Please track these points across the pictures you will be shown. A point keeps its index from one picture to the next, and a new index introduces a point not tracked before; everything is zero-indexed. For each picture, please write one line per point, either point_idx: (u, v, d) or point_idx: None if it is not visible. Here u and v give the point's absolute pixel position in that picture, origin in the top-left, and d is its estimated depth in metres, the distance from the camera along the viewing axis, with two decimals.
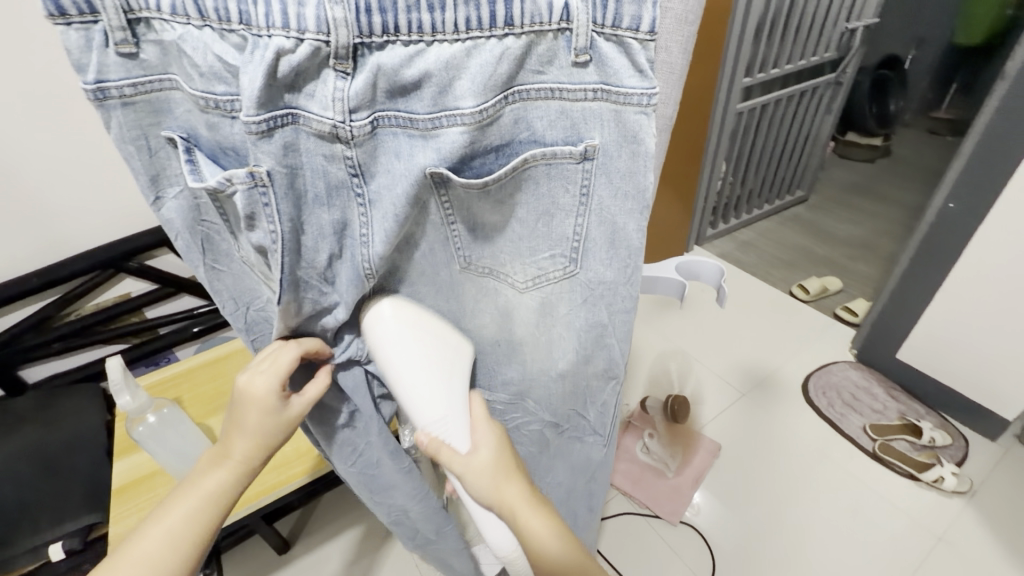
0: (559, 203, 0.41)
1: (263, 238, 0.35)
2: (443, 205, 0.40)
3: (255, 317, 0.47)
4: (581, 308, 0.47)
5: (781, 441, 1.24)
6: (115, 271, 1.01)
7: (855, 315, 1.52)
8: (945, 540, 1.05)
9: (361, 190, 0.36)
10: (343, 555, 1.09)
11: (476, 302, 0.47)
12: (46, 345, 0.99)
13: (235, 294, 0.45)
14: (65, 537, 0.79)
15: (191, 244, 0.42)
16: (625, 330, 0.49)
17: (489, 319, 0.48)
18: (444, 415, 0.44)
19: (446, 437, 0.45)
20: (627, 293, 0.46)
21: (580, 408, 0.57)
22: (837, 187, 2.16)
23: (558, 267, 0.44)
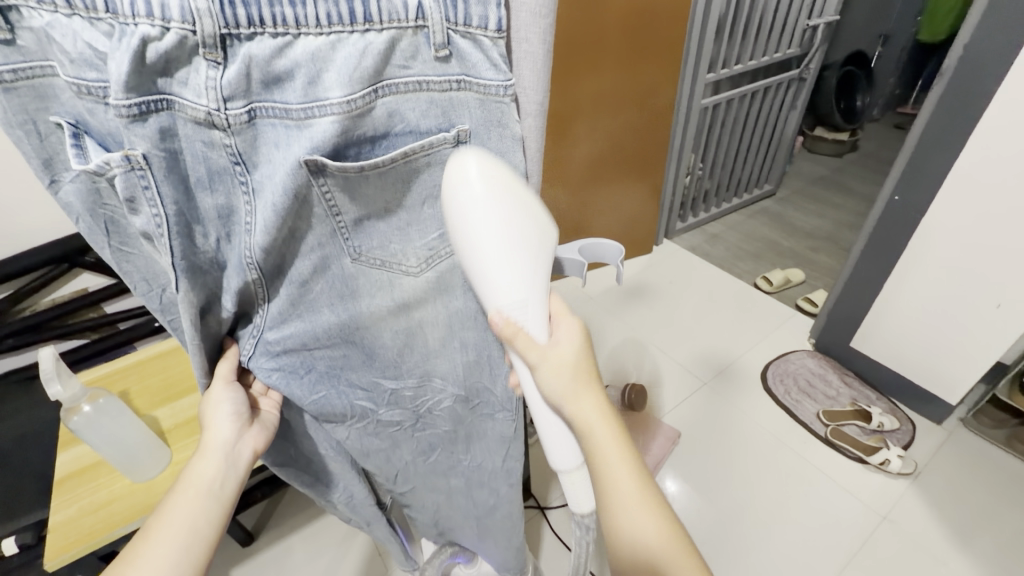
0: (441, 183, 0.47)
1: (146, 223, 0.38)
2: (325, 196, 0.43)
3: (171, 300, 0.46)
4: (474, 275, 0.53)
5: (738, 427, 1.28)
6: (70, 266, 1.01)
7: (815, 306, 1.57)
8: (889, 519, 1.09)
9: (245, 178, 0.40)
10: (306, 545, 1.10)
11: (372, 294, 0.50)
12: (1, 341, 0.98)
13: (147, 276, 0.45)
14: (18, 532, 0.80)
15: (94, 227, 0.40)
16: None
17: (385, 310, 0.51)
18: (524, 301, 0.46)
19: (524, 320, 0.46)
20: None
21: (489, 383, 0.62)
22: (805, 181, 2.21)
23: (448, 244, 0.50)
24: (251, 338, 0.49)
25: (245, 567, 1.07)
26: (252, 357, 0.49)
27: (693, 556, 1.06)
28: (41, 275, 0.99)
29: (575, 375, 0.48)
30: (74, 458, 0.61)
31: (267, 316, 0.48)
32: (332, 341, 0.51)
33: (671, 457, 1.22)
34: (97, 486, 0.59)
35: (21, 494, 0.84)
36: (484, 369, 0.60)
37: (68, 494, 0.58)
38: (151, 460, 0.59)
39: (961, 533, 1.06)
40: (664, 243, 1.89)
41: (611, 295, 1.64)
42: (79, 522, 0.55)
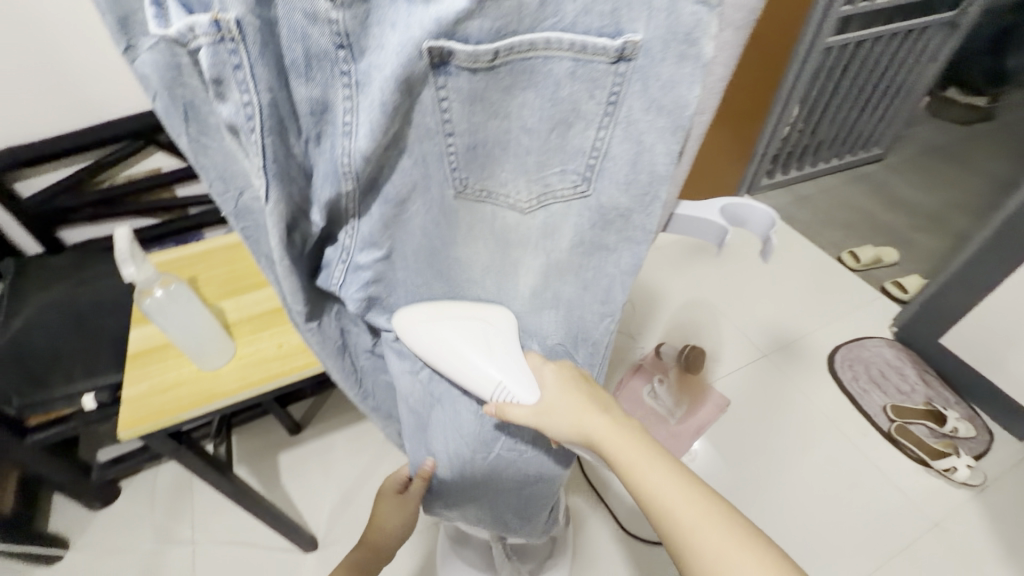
0: (581, 109, 0.36)
1: (233, 112, 0.31)
2: (439, 98, 0.35)
3: (246, 206, 0.39)
4: (588, 233, 0.43)
5: (797, 408, 1.21)
6: (144, 143, 1.00)
7: (905, 292, 1.42)
8: (940, 527, 1.03)
9: (348, 68, 0.32)
10: (348, 443, 1.16)
11: (470, 224, 0.44)
12: (80, 209, 1.02)
13: (225, 175, 0.38)
14: (97, 390, 0.87)
15: (171, 109, 0.33)
16: (632, 265, 0.45)
17: (482, 248, 0.45)
18: (502, 383, 0.48)
19: (510, 397, 0.48)
20: (643, 225, 0.42)
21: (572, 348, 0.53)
22: (921, 149, 1.94)
23: (569, 185, 0.40)
24: (340, 263, 0.42)
25: (291, 453, 1.14)
26: (341, 286, 0.44)
27: None
28: (117, 149, 0.99)
29: (571, 407, 0.47)
30: (145, 338, 0.62)
31: (357, 236, 0.41)
32: (421, 269, 0.45)
33: (715, 425, 1.18)
34: (165, 368, 0.60)
35: (96, 358, 0.89)
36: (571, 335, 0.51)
37: (137, 369, 0.59)
38: (216, 352, 0.60)
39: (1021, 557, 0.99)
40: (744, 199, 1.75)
41: (679, 248, 1.53)
42: (148, 400, 0.57)
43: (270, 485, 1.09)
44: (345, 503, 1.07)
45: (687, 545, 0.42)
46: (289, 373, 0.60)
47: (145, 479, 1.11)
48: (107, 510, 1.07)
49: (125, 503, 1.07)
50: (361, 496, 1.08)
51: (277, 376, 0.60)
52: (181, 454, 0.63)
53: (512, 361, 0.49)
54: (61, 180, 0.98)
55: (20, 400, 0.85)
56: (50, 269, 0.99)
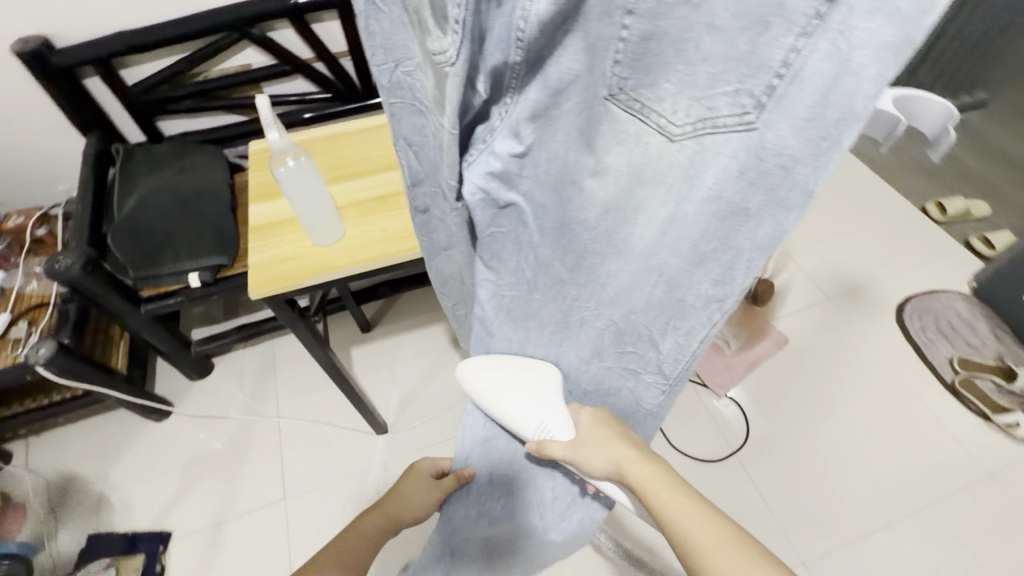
0: (787, 8, 0.32)
1: None
2: None
3: (398, 80, 0.44)
4: (733, 176, 0.39)
5: (857, 353, 1.21)
6: (239, 37, 1.02)
7: (991, 249, 1.35)
8: (995, 479, 1.04)
9: None
10: (414, 344, 1.24)
11: (610, 143, 0.44)
12: (178, 101, 1.07)
13: (388, 47, 0.42)
14: (200, 270, 0.96)
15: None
16: (767, 236, 0.41)
17: (615, 171, 0.45)
18: (542, 423, 0.58)
19: (547, 435, 0.58)
20: (803, 183, 0.37)
21: (657, 334, 0.53)
22: None
23: (736, 112, 0.37)
24: (478, 144, 0.43)
25: (363, 349, 1.23)
26: (467, 175, 0.44)
27: (767, 454, 1.08)
28: (214, 42, 1.02)
29: (602, 446, 0.54)
30: (264, 213, 0.67)
31: (506, 120, 0.41)
32: (545, 181, 0.46)
33: (770, 360, 1.20)
34: (284, 241, 0.65)
35: (199, 241, 0.97)
36: (665, 311, 0.50)
37: (259, 239, 0.65)
38: (330, 230, 0.64)
39: None
40: None
41: None
42: (272, 268, 0.63)
43: None
44: (410, 397, 1.17)
45: None
46: (395, 254, 0.64)
47: (234, 359, 1.23)
48: (202, 381, 1.19)
49: (217, 377, 1.20)
50: (425, 392, 1.17)
51: (384, 256, 0.64)
52: (292, 321, 0.69)
53: (557, 409, 0.58)
54: (163, 70, 1.02)
55: (136, 272, 0.95)
56: (153, 157, 1.06)
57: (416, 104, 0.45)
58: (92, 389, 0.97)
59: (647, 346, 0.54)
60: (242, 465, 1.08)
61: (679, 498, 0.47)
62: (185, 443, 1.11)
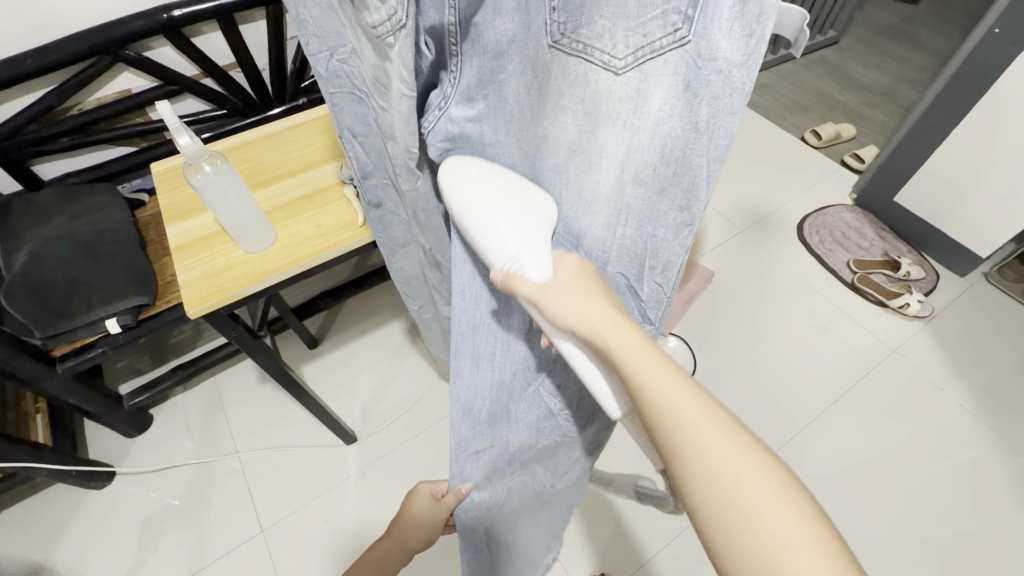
0: None
1: None
2: None
3: (334, 68, 0.46)
4: (678, 100, 0.38)
5: (772, 272, 1.34)
6: (111, 61, 0.95)
7: (861, 163, 1.54)
8: (898, 352, 1.20)
9: None
10: (367, 350, 1.22)
11: (559, 93, 0.43)
12: (55, 140, 0.98)
13: (320, 32, 0.44)
14: (119, 314, 0.89)
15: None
16: (720, 150, 0.38)
17: (570, 123, 0.44)
18: (519, 254, 0.43)
19: (522, 268, 0.43)
20: (740, 86, 0.35)
21: (636, 276, 0.50)
22: (872, 30, 2.01)
23: (668, 31, 0.35)
24: (436, 109, 0.46)
25: (314, 365, 1.19)
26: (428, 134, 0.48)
27: (716, 376, 1.18)
28: (84, 69, 0.94)
29: (577, 292, 0.43)
30: (185, 231, 0.64)
31: (458, 86, 0.45)
32: (511, 138, 0.48)
33: (702, 294, 1.30)
34: (214, 254, 0.62)
35: (112, 283, 0.89)
36: (637, 257, 0.48)
37: (186, 255, 0.62)
38: (261, 233, 0.62)
39: (962, 367, 1.17)
40: None
41: None
42: (207, 283, 0.60)
43: None
44: (374, 401, 1.15)
45: (719, 526, 0.33)
46: (334, 247, 0.64)
47: (176, 405, 1.15)
48: (144, 436, 1.11)
49: (161, 428, 1.12)
50: (389, 394, 1.16)
51: (323, 251, 0.64)
52: (239, 336, 0.67)
53: (541, 235, 0.44)
54: (28, 108, 0.93)
55: (41, 332, 0.86)
56: (36, 205, 0.96)
57: (355, 89, 0.47)
58: (16, 467, 0.87)
59: (628, 294, 0.52)
60: (209, 509, 1.02)
61: (716, 424, 0.35)
62: (139, 503, 1.03)
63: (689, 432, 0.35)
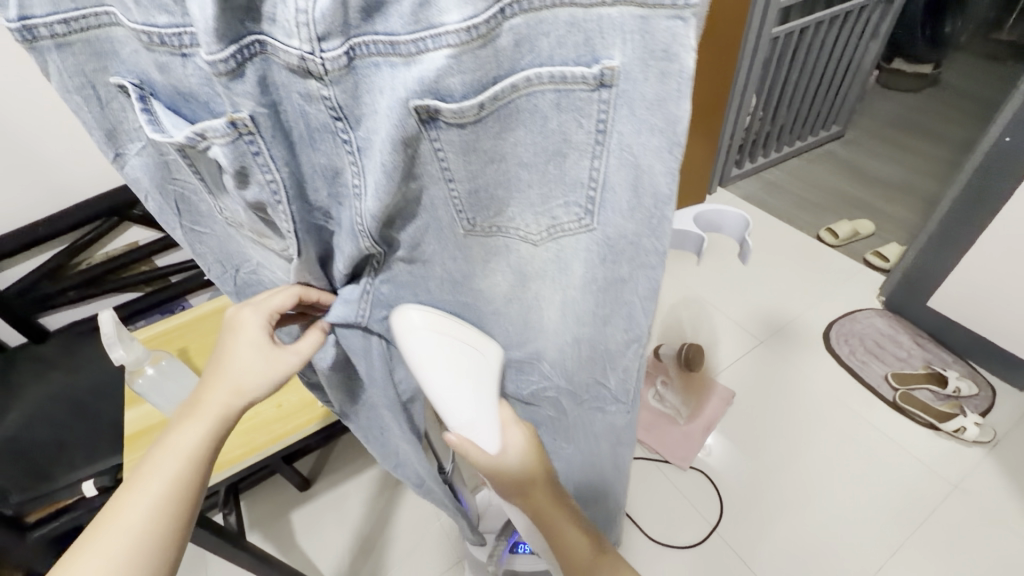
0: (572, 140, 0.34)
1: (258, 192, 0.34)
2: (438, 153, 0.34)
3: (245, 277, 0.49)
4: (599, 269, 0.39)
5: (800, 390, 1.22)
6: (120, 220, 1.01)
7: (886, 262, 1.45)
8: (961, 489, 1.03)
9: (347, 136, 0.32)
10: (359, 492, 1.14)
11: (486, 260, 0.42)
12: (62, 294, 1.01)
13: (221, 258, 0.46)
14: (95, 476, 0.80)
15: (164, 205, 0.41)
16: (651, 287, 0.39)
17: (501, 279, 0.43)
18: (472, 424, 0.43)
19: (474, 437, 0.43)
20: (655, 249, 0.36)
21: (600, 376, 0.49)
22: (878, 122, 2.01)
23: (573, 218, 0.37)
24: (365, 294, 0.44)
25: (304, 511, 1.12)
26: (367, 316, 0.45)
27: (745, 517, 1.04)
28: (91, 230, 0.99)
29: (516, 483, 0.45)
30: (142, 417, 0.61)
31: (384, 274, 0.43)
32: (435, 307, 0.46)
33: (724, 419, 1.18)
34: None
35: (96, 441, 0.87)
36: (597, 363, 0.48)
37: (136, 451, 0.58)
38: None
39: None
40: (717, 191, 1.79)
41: None
42: None
43: (285, 547, 1.07)
44: (363, 555, 1.05)
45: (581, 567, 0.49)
46: (293, 433, 0.60)
47: None
48: None
49: None
50: (379, 545, 1.06)
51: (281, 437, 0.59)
52: None
53: (489, 400, 0.44)
54: (39, 268, 0.98)
55: (16, 498, 0.79)
56: (35, 359, 0.98)
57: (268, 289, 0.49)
58: None
59: (599, 390, 0.51)
60: None
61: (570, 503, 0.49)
62: None
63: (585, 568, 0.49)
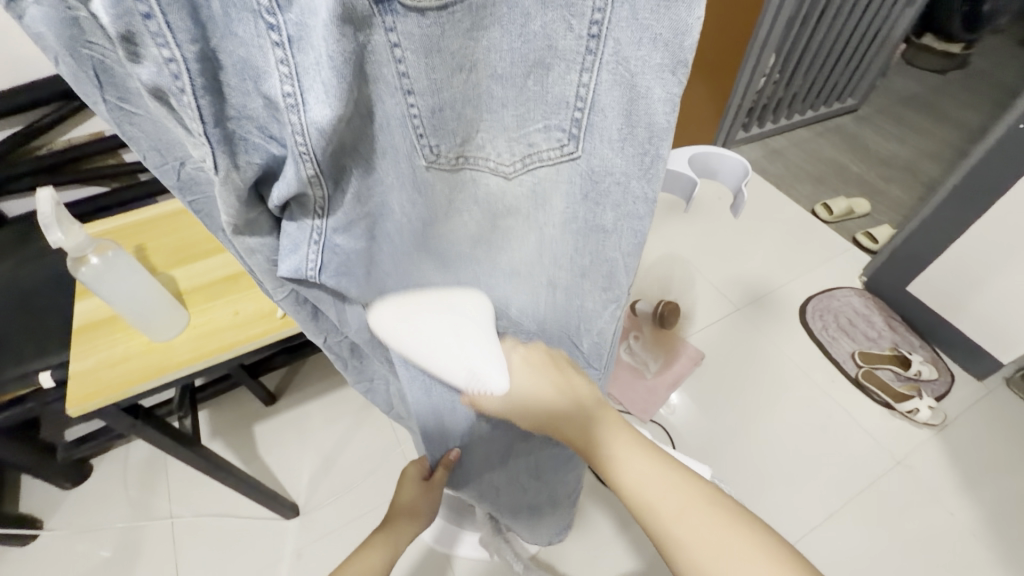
0: (557, 48, 0.34)
1: (157, 77, 0.25)
2: (393, 48, 0.30)
3: (191, 177, 0.36)
4: (580, 206, 0.41)
5: (768, 359, 1.24)
6: (82, 104, 0.94)
7: (874, 243, 1.44)
8: (903, 465, 1.08)
9: (275, 19, 0.25)
10: (324, 411, 1.15)
11: (452, 200, 0.41)
12: (18, 179, 0.95)
13: (159, 144, 0.34)
14: (53, 368, 0.81)
15: (79, 71, 0.28)
16: (633, 244, 0.42)
17: (470, 218, 0.42)
18: (473, 371, 0.48)
19: (481, 384, 0.48)
20: (642, 194, 0.39)
21: (574, 335, 0.52)
22: (893, 99, 1.94)
23: (553, 146, 0.38)
24: (311, 241, 0.35)
25: (268, 424, 1.13)
26: (319, 269, 0.36)
27: None
28: (50, 112, 0.93)
29: (533, 379, 0.49)
30: (91, 310, 0.59)
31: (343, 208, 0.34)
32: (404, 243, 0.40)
33: (692, 378, 1.20)
34: (114, 342, 0.57)
35: (49, 334, 0.84)
36: (573, 319, 0.50)
37: (86, 342, 0.56)
38: (166, 323, 0.56)
39: (977, 490, 1.05)
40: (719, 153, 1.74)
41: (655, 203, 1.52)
42: (97, 374, 0.54)
43: (247, 458, 1.08)
44: (324, 469, 1.08)
45: (645, 503, 0.43)
46: (247, 340, 0.57)
47: (119, 457, 1.09)
48: (81, 488, 1.05)
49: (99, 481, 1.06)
50: (341, 464, 1.08)
51: (235, 344, 0.57)
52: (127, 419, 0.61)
53: (482, 344, 0.48)
54: None
55: None
56: None
57: None
58: None
59: (569, 345, 0.53)
60: None
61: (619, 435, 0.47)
62: (63, 562, 0.97)
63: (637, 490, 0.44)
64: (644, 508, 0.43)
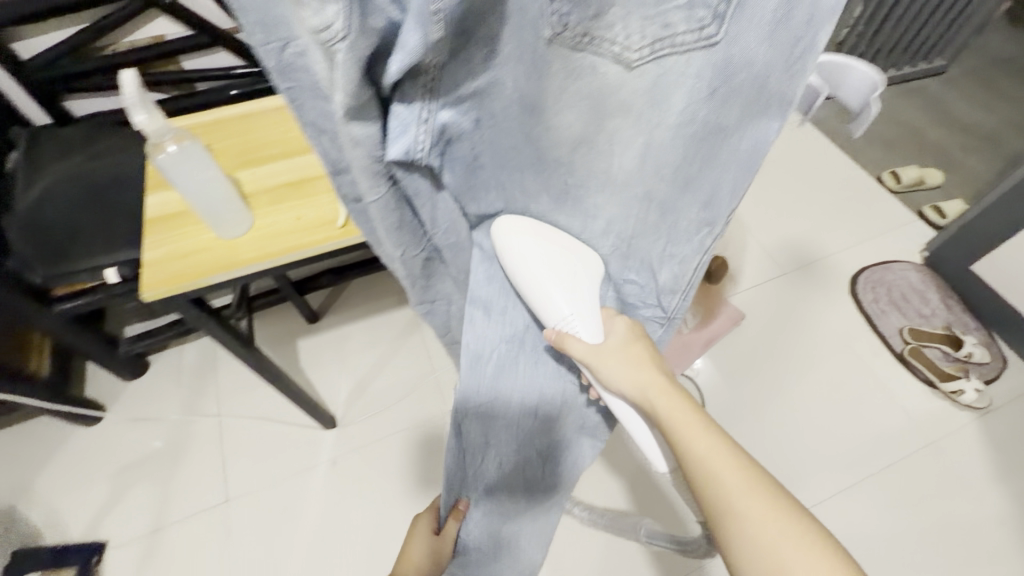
0: None
1: None
2: None
3: (289, 62, 0.33)
4: (701, 104, 0.35)
5: (811, 326, 1.21)
6: (145, 5, 0.93)
7: (942, 218, 1.36)
8: (937, 445, 1.06)
9: None
10: (364, 334, 1.19)
11: (561, 90, 0.35)
12: (88, 77, 0.97)
13: (263, 20, 0.31)
14: (119, 265, 0.85)
15: None
16: (757, 151, 0.37)
17: (573, 121, 0.37)
18: (568, 317, 0.46)
19: (574, 328, 0.46)
20: (780, 93, 0.34)
21: (651, 267, 0.47)
22: (988, 62, 1.76)
23: (693, 28, 0.31)
24: (419, 121, 0.35)
25: (310, 340, 1.18)
26: (423, 148, 0.37)
27: (723, 428, 1.09)
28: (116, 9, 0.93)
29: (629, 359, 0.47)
30: (161, 204, 0.60)
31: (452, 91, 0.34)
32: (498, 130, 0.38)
33: (729, 337, 1.19)
34: (182, 235, 0.59)
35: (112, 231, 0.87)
36: (647, 250, 0.45)
37: (157, 233, 0.58)
38: (233, 221, 0.58)
39: (1011, 477, 1.03)
40: None
41: None
42: (168, 265, 0.57)
43: (291, 369, 1.13)
44: (362, 387, 1.13)
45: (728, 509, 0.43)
46: (309, 246, 0.59)
47: (173, 357, 1.16)
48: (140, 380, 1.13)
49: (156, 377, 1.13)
50: (378, 384, 1.13)
51: (297, 248, 0.59)
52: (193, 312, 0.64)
53: (590, 299, 0.47)
54: (62, 42, 0.93)
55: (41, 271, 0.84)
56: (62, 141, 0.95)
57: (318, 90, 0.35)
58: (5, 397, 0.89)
59: (643, 278, 0.48)
60: (183, 466, 1.04)
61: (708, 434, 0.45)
62: (124, 445, 1.06)
63: (708, 470, 0.44)
64: (720, 499, 0.43)
